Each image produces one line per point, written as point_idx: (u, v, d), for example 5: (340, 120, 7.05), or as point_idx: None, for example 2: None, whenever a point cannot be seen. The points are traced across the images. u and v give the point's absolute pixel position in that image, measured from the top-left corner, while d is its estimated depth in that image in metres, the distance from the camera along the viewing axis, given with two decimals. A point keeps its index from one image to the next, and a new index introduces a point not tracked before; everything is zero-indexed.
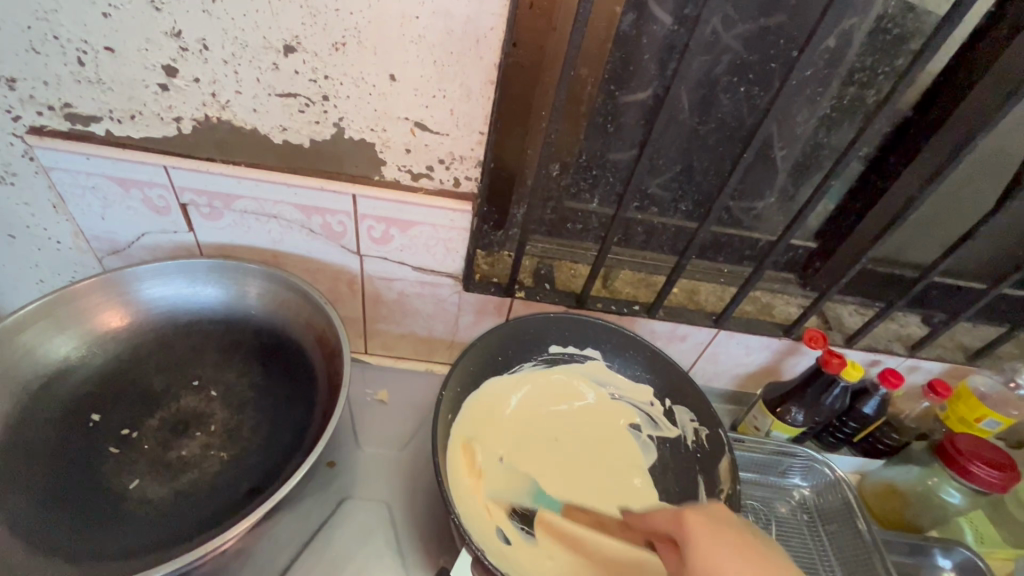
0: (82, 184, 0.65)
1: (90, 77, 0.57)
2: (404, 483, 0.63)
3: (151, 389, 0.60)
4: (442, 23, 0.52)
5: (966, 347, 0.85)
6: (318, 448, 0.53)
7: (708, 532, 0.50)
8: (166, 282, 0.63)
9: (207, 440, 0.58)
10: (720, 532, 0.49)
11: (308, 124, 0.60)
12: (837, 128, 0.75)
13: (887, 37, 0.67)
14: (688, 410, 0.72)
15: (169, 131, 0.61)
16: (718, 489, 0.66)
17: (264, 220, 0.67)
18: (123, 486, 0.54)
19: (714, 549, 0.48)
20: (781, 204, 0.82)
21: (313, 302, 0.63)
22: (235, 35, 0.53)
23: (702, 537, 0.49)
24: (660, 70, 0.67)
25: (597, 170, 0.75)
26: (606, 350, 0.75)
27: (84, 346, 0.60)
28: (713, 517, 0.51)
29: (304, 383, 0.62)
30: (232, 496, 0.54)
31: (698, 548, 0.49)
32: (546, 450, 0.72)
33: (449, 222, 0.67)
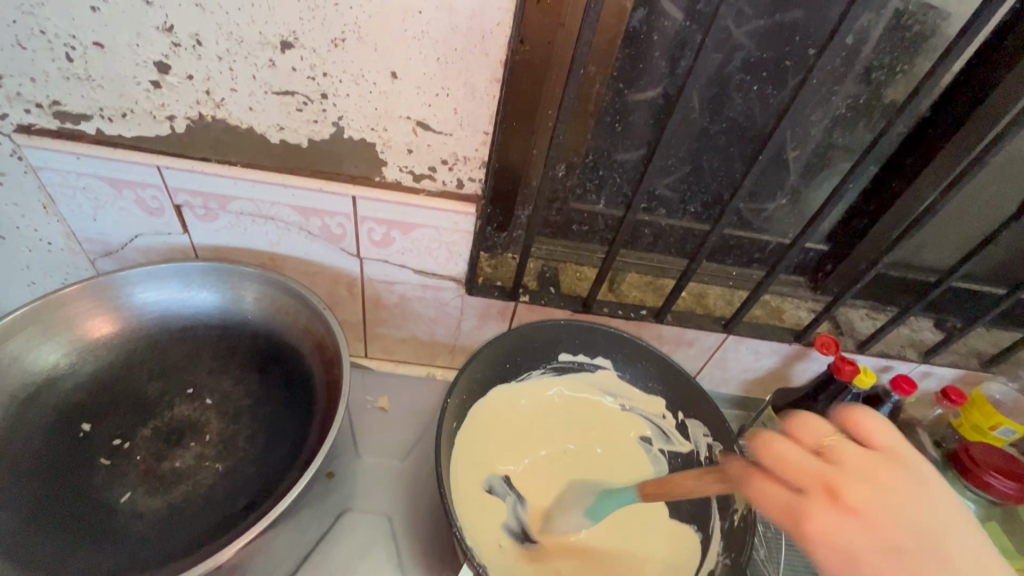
0: (73, 184, 0.62)
1: (79, 74, 0.55)
2: (405, 494, 0.61)
3: (144, 398, 0.58)
4: (447, 18, 0.50)
5: (980, 352, 0.83)
6: (317, 460, 0.51)
7: (846, 519, 0.33)
8: (158, 286, 0.61)
9: (202, 450, 0.56)
10: (859, 505, 0.33)
11: (306, 123, 0.58)
12: (851, 128, 0.72)
13: (907, 34, 0.65)
14: (702, 425, 0.69)
15: (161, 130, 0.59)
16: (731, 507, 0.64)
17: (261, 222, 0.65)
18: (114, 499, 0.52)
19: (841, 505, 0.33)
20: (792, 206, 0.79)
21: (312, 308, 0.61)
22: (230, 31, 0.51)
23: (839, 532, 0.32)
24: (671, 67, 0.65)
25: (605, 170, 0.73)
26: (616, 360, 0.72)
27: (73, 353, 0.58)
28: (857, 464, 0.35)
29: (302, 391, 0.60)
30: (227, 509, 0.52)
31: (835, 551, 0.32)
32: (550, 460, 0.72)
33: (452, 225, 0.65)
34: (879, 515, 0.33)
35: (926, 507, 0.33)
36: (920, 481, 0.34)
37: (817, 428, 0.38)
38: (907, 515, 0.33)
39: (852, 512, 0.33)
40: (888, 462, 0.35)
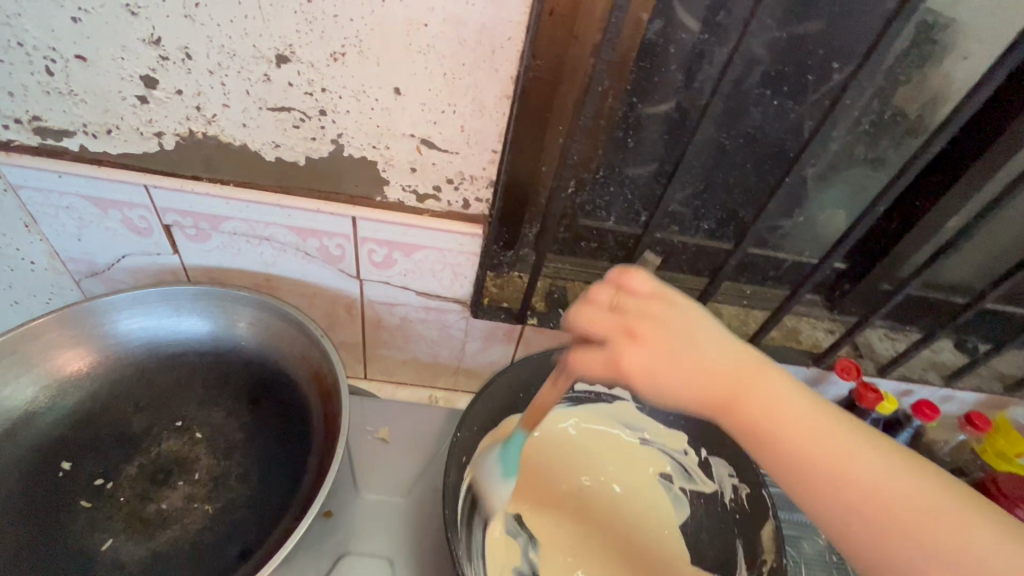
0: (55, 203, 0.59)
1: (60, 88, 0.51)
2: (408, 534, 0.58)
3: (129, 433, 0.55)
4: (454, 31, 0.47)
5: (1004, 376, 0.80)
6: (314, 507, 0.47)
7: (656, 359, 0.41)
8: (146, 312, 0.57)
9: (191, 490, 0.53)
10: (662, 339, 0.42)
11: (304, 141, 0.55)
12: (874, 143, 0.69)
13: (934, 46, 0.62)
14: (728, 463, 0.65)
15: (149, 147, 0.55)
16: (760, 560, 0.59)
17: (256, 243, 0.62)
18: (95, 547, 0.48)
19: (637, 350, 0.41)
20: (810, 223, 0.76)
21: (309, 335, 0.57)
22: (222, 44, 0.48)
23: (648, 361, 0.41)
24: (688, 80, 0.62)
25: (616, 187, 0.70)
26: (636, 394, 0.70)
27: (54, 386, 0.54)
28: (643, 310, 0.42)
29: (299, 424, 0.56)
30: (217, 557, 0.49)
31: (647, 374, 0.41)
32: (568, 494, 0.67)
33: (457, 246, 0.62)
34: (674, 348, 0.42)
35: (703, 329, 0.42)
36: (694, 312, 0.42)
37: (604, 293, 0.44)
38: (679, 332, 0.42)
39: (648, 351, 0.41)
40: (663, 304, 0.43)
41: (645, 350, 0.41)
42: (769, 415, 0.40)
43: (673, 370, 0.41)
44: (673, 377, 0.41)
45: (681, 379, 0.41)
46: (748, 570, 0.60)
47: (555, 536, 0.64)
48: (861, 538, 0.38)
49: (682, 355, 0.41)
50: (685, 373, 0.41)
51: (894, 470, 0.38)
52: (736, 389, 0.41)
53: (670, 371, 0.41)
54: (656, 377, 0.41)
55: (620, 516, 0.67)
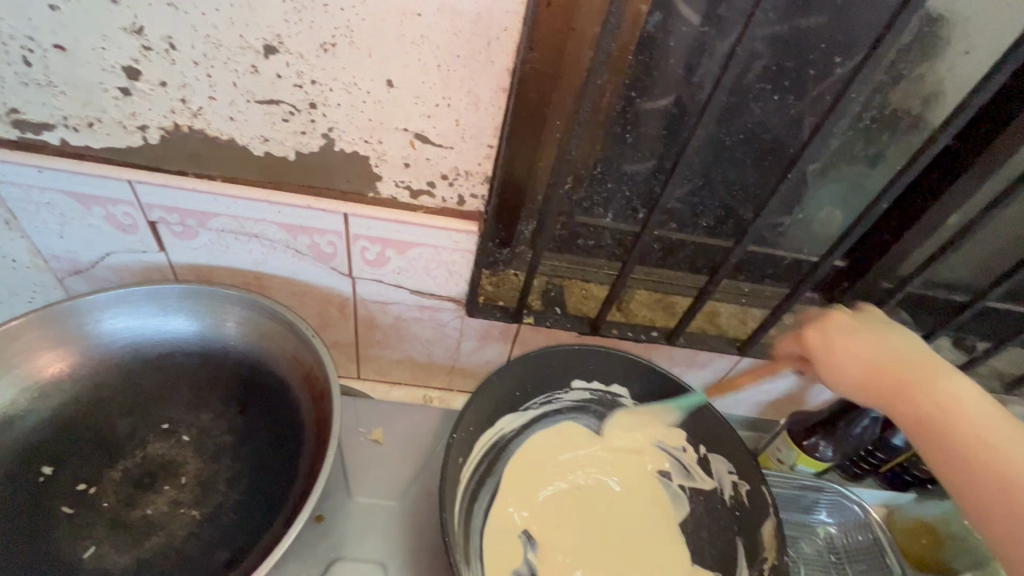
0: (36, 199, 0.57)
1: (38, 79, 0.49)
2: (402, 539, 0.57)
3: (114, 436, 0.53)
4: (449, 21, 0.45)
5: (1001, 374, 0.80)
6: (305, 511, 0.46)
7: (831, 340, 0.59)
8: (132, 311, 0.56)
9: (177, 494, 0.51)
10: (860, 331, 0.59)
11: (294, 135, 0.53)
12: (874, 140, 0.68)
13: (937, 41, 0.61)
14: (726, 460, 0.64)
15: (133, 141, 0.53)
16: (759, 558, 0.60)
17: (245, 240, 0.60)
18: (77, 555, 0.47)
19: (843, 345, 0.58)
20: (809, 221, 0.75)
21: (300, 334, 0.56)
22: (207, 34, 0.46)
23: (835, 355, 0.58)
24: (687, 75, 0.61)
25: (614, 183, 0.69)
26: (635, 389, 0.68)
27: (35, 388, 0.52)
28: (829, 330, 0.60)
29: (289, 426, 0.55)
30: (204, 564, 0.47)
31: (845, 371, 0.57)
32: (568, 497, 0.65)
33: (451, 243, 0.60)
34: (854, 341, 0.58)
35: (886, 341, 0.57)
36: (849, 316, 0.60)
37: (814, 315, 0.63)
38: (883, 344, 0.57)
39: (839, 352, 0.58)
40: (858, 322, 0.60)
41: (841, 349, 0.58)
42: (896, 358, 0.55)
43: (840, 346, 0.58)
44: (875, 360, 0.56)
45: (865, 370, 0.57)
46: (749, 567, 0.61)
47: (555, 540, 0.61)
48: (955, 462, 0.51)
49: (892, 354, 0.56)
50: (878, 349, 0.57)
51: (985, 411, 0.52)
52: (903, 368, 0.55)
53: (846, 346, 0.58)
54: (837, 359, 0.58)
55: (621, 518, 0.65)
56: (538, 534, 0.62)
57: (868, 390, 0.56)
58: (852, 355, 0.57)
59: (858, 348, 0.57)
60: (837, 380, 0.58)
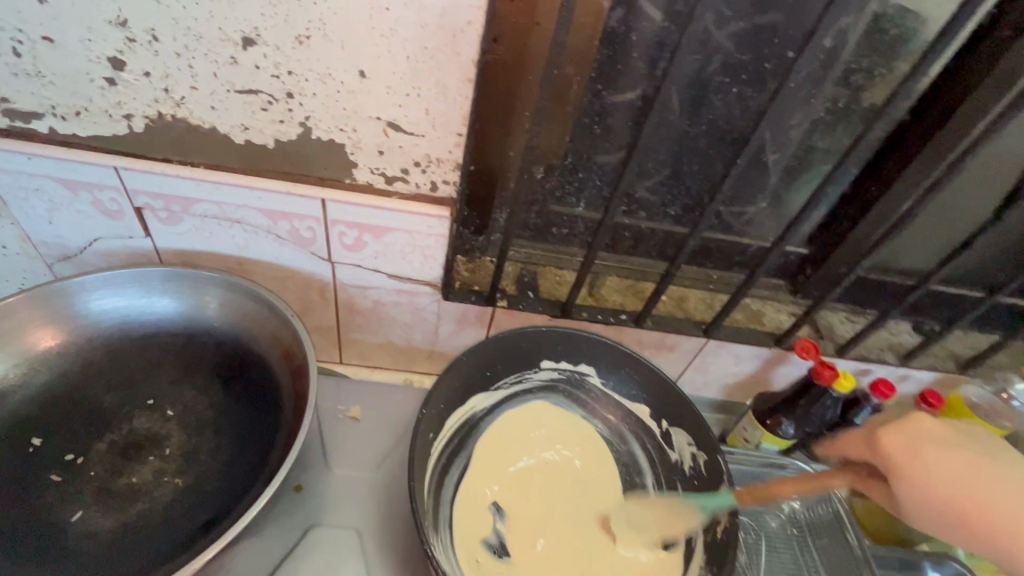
0: (26, 185, 0.59)
1: (27, 70, 0.52)
2: (378, 507, 0.59)
3: (101, 411, 0.56)
4: (416, 15, 0.48)
5: (957, 356, 0.84)
6: (281, 474, 0.49)
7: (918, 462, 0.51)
8: (117, 293, 0.58)
9: (161, 464, 0.54)
10: (956, 450, 0.51)
11: (272, 124, 0.56)
12: (830, 131, 0.71)
13: (884, 37, 0.64)
14: (686, 433, 0.68)
15: (119, 129, 0.56)
16: (715, 520, 0.63)
17: (227, 225, 0.63)
18: (65, 518, 0.49)
19: (931, 458, 0.51)
20: (772, 210, 0.79)
21: (279, 315, 0.59)
22: (188, 26, 0.49)
23: (925, 469, 0.51)
24: (650, 68, 0.64)
25: (584, 173, 0.72)
26: (600, 368, 0.71)
27: (25, 364, 0.55)
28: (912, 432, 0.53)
29: (269, 401, 0.58)
30: (187, 528, 0.50)
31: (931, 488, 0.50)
32: (536, 471, 0.68)
33: (425, 228, 0.63)
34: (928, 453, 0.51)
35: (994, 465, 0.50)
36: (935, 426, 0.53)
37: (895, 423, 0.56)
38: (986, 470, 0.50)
39: (932, 469, 0.50)
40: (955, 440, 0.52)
41: (938, 460, 0.51)
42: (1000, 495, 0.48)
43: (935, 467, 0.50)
44: (974, 487, 0.49)
45: (957, 487, 0.49)
46: (704, 530, 0.63)
47: (523, 511, 0.65)
48: None
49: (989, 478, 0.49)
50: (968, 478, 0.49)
51: None
52: (1009, 508, 0.47)
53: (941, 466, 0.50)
54: (932, 478, 0.50)
55: (587, 491, 0.68)
56: (507, 505, 0.65)
57: (951, 516, 0.49)
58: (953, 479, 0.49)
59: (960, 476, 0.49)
60: (918, 500, 0.50)
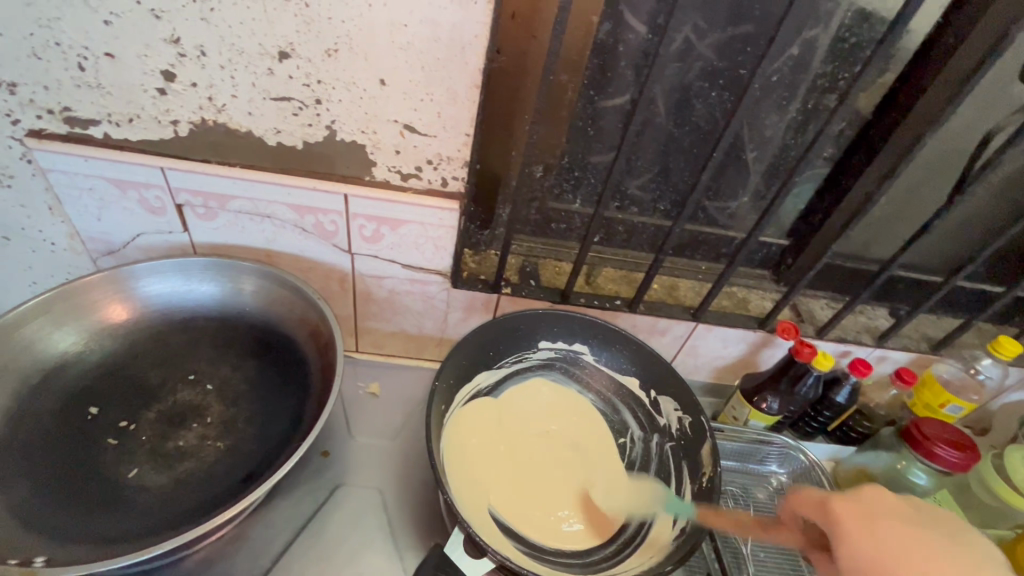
0: (80, 186, 0.66)
1: (89, 82, 0.59)
2: (395, 472, 0.67)
3: (148, 384, 0.62)
4: (430, 31, 0.56)
5: (930, 338, 0.90)
6: (313, 434, 0.56)
7: (869, 520, 0.52)
8: (162, 279, 0.66)
9: (204, 431, 0.60)
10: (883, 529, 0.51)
11: (301, 127, 0.63)
12: (803, 131, 0.78)
13: (846, 45, 0.71)
14: (672, 399, 0.76)
15: (166, 134, 0.63)
16: (700, 472, 0.70)
17: (258, 220, 0.70)
18: (122, 475, 0.56)
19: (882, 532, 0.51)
20: (754, 204, 0.85)
21: (306, 297, 0.65)
22: (232, 42, 0.56)
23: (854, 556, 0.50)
24: (636, 75, 0.71)
25: (579, 172, 0.78)
26: (594, 346, 0.79)
27: (83, 340, 0.62)
28: (864, 508, 0.53)
29: (299, 374, 0.64)
30: (228, 483, 0.56)
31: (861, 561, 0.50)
32: (536, 437, 0.74)
33: (437, 220, 0.70)
34: (884, 518, 0.52)
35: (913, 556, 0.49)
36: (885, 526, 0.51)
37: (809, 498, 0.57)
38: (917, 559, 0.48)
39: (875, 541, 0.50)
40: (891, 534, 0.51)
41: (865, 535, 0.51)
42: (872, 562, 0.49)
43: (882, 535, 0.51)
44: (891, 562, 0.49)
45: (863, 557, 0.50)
46: (690, 483, 0.71)
47: (527, 470, 0.70)
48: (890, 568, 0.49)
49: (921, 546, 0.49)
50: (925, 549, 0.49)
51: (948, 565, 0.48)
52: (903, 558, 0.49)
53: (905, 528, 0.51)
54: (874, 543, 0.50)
55: (585, 454, 0.74)
56: (512, 465, 0.70)
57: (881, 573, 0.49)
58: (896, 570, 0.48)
59: (919, 556, 0.49)
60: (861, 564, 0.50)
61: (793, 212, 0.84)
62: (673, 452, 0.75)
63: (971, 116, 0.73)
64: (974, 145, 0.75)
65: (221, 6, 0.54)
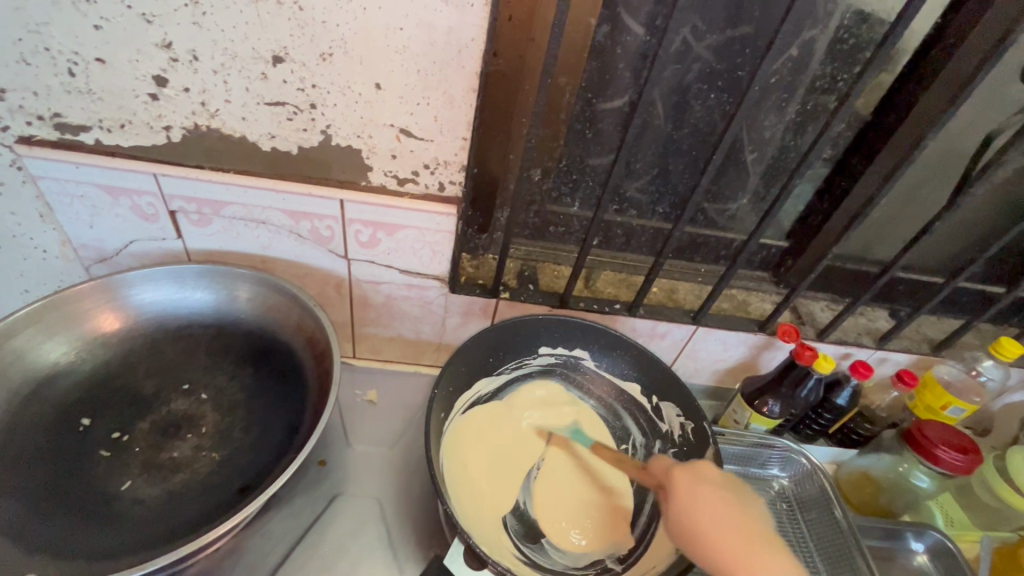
0: (71, 193, 0.65)
1: (80, 87, 0.58)
2: (394, 481, 0.66)
3: (142, 394, 0.61)
4: (426, 34, 0.55)
5: (931, 339, 0.89)
6: (309, 444, 0.55)
7: (696, 485, 0.55)
8: (157, 287, 0.65)
9: (199, 441, 0.59)
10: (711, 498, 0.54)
11: (296, 132, 0.62)
12: (803, 132, 0.78)
13: (845, 46, 0.71)
14: (674, 405, 0.74)
15: (159, 140, 0.62)
16: None
17: (253, 226, 0.69)
18: (115, 488, 0.55)
19: (701, 496, 0.54)
20: (753, 205, 0.84)
21: (302, 305, 0.65)
22: (225, 46, 0.55)
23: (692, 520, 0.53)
24: (635, 78, 0.70)
25: (578, 174, 0.78)
26: (594, 351, 0.78)
27: (75, 350, 0.61)
28: (698, 472, 0.57)
29: (296, 383, 0.64)
30: (224, 495, 0.56)
31: (687, 523, 0.53)
32: (540, 443, 0.74)
33: (435, 225, 0.69)
34: (715, 491, 0.54)
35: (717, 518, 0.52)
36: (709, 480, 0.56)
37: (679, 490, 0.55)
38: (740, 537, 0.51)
39: (696, 502, 0.54)
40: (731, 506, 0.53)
41: (692, 496, 0.55)
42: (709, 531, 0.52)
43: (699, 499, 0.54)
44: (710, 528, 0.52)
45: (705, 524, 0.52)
46: None
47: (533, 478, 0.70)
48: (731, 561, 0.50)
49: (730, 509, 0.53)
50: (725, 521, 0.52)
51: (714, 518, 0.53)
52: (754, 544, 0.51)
53: (711, 500, 0.54)
54: (694, 512, 0.53)
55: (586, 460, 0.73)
56: (518, 473, 0.70)
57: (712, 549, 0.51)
58: (710, 538, 0.51)
59: (752, 551, 0.50)
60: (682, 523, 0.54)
61: (793, 214, 0.84)
62: (675, 458, 0.74)
63: (971, 116, 0.73)
64: (974, 145, 0.75)
65: (213, 9, 0.53)
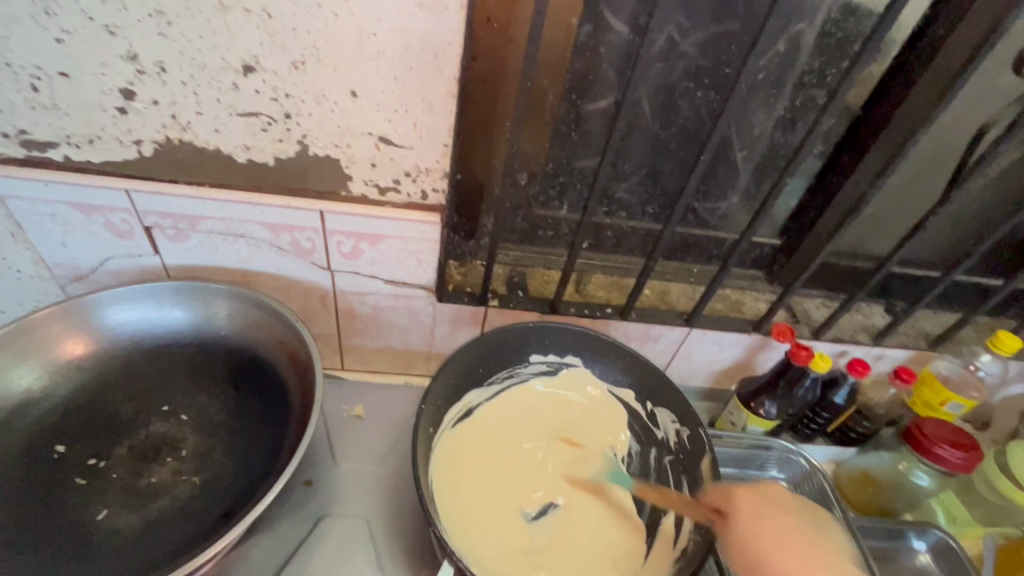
0: (41, 211, 0.63)
1: (44, 103, 0.56)
2: (383, 498, 0.66)
3: (119, 419, 0.61)
4: (401, 39, 0.53)
5: (928, 334, 0.88)
6: (291, 468, 0.53)
7: (763, 509, 0.58)
8: (133, 307, 0.64)
9: (178, 465, 0.59)
10: (773, 518, 0.58)
11: (271, 143, 0.60)
12: (793, 127, 0.76)
13: (833, 40, 0.69)
14: (669, 411, 0.73)
15: (129, 155, 0.60)
16: (700, 488, 0.68)
17: (231, 240, 0.67)
18: (91, 516, 0.54)
19: (762, 525, 0.57)
20: (744, 204, 0.83)
21: (283, 320, 0.64)
22: (192, 57, 0.54)
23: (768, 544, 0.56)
24: (619, 77, 0.68)
25: (565, 177, 0.76)
26: (585, 358, 0.76)
27: (46, 376, 0.60)
28: (762, 498, 0.59)
29: (280, 402, 0.63)
30: (205, 521, 0.55)
31: (753, 548, 0.56)
32: (532, 450, 0.74)
33: (417, 234, 0.67)
34: (778, 509, 0.59)
35: (816, 540, 0.56)
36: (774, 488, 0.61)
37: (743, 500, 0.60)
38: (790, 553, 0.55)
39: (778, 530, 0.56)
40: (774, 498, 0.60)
41: (759, 521, 0.57)
42: (768, 549, 0.55)
43: (766, 525, 0.57)
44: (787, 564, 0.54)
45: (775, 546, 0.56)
46: (691, 498, 0.69)
47: (533, 490, 0.71)
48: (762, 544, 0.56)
49: (808, 545, 0.56)
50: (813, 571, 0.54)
51: (787, 525, 0.57)
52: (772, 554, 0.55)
53: (791, 535, 0.56)
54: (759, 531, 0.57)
55: (582, 489, 0.72)
56: (519, 486, 0.71)
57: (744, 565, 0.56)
58: (782, 562, 0.54)
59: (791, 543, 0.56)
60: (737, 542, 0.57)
61: (785, 210, 0.82)
62: (672, 465, 0.73)
63: (964, 107, 0.71)
64: (967, 138, 0.74)
65: (178, 18, 0.51)
